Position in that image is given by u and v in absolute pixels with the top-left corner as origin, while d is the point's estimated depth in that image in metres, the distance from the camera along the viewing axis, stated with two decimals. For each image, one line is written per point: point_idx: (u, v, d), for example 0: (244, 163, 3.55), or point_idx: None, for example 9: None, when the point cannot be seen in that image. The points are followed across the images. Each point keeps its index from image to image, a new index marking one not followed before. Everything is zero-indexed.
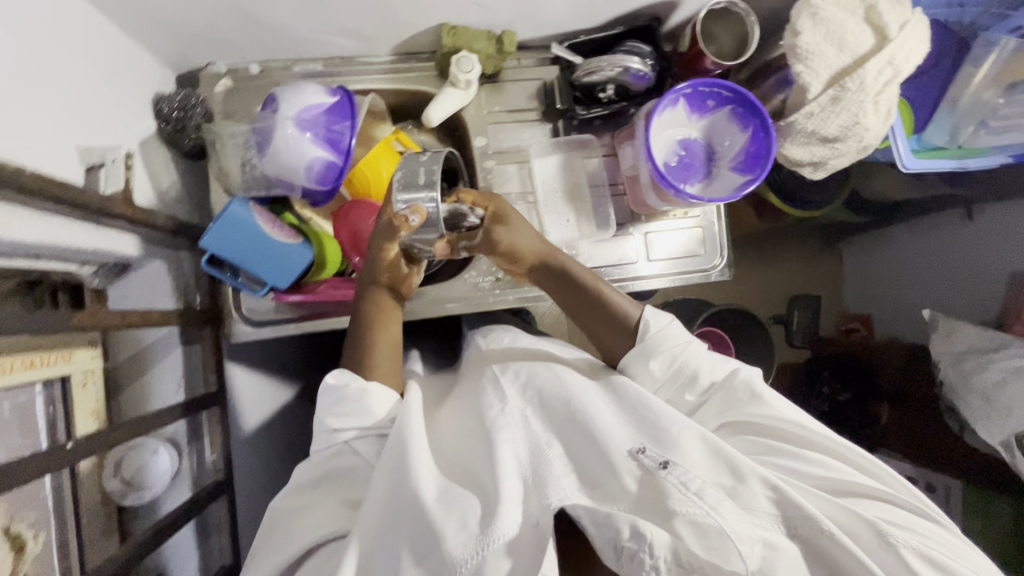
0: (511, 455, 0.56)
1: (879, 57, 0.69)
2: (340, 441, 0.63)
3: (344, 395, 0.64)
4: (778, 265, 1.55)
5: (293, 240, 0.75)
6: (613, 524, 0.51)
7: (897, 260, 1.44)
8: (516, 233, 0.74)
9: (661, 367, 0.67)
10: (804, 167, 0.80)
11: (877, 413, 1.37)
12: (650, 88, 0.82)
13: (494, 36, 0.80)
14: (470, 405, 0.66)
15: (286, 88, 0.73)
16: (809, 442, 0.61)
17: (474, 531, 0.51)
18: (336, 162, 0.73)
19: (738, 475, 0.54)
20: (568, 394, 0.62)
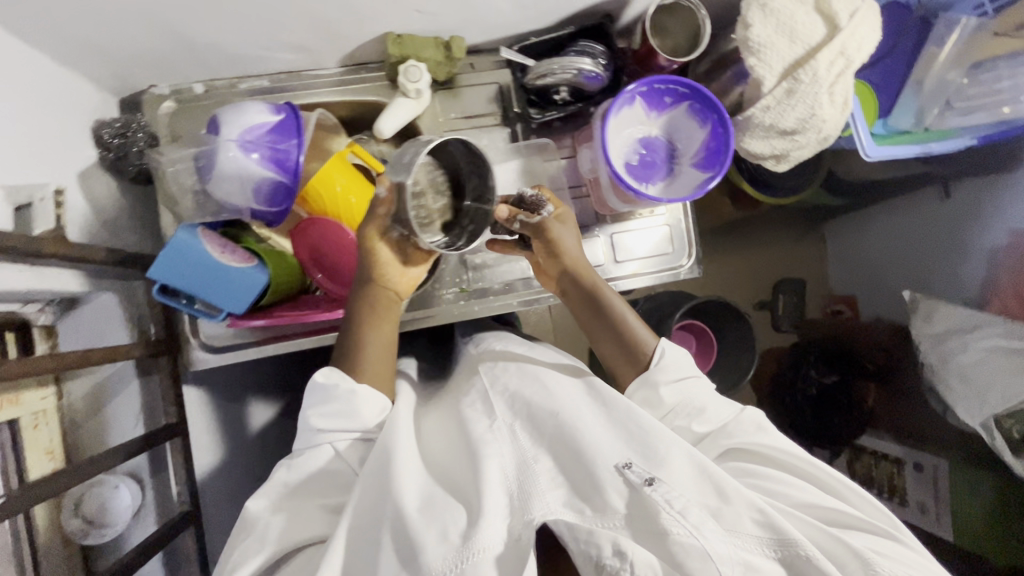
0: (498, 470, 0.56)
1: (830, 48, 0.67)
2: (326, 442, 0.62)
3: (332, 394, 0.63)
4: (760, 251, 1.54)
5: (246, 262, 0.74)
6: (595, 542, 0.51)
7: (876, 242, 1.43)
8: (564, 233, 0.75)
9: (670, 397, 0.67)
10: (766, 160, 0.79)
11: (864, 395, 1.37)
12: (605, 87, 0.81)
13: (442, 43, 0.78)
14: (455, 417, 0.66)
15: (227, 109, 0.70)
16: (809, 476, 0.62)
17: (456, 544, 0.51)
18: (284, 182, 0.71)
19: (724, 496, 0.53)
20: (553, 405, 0.62)
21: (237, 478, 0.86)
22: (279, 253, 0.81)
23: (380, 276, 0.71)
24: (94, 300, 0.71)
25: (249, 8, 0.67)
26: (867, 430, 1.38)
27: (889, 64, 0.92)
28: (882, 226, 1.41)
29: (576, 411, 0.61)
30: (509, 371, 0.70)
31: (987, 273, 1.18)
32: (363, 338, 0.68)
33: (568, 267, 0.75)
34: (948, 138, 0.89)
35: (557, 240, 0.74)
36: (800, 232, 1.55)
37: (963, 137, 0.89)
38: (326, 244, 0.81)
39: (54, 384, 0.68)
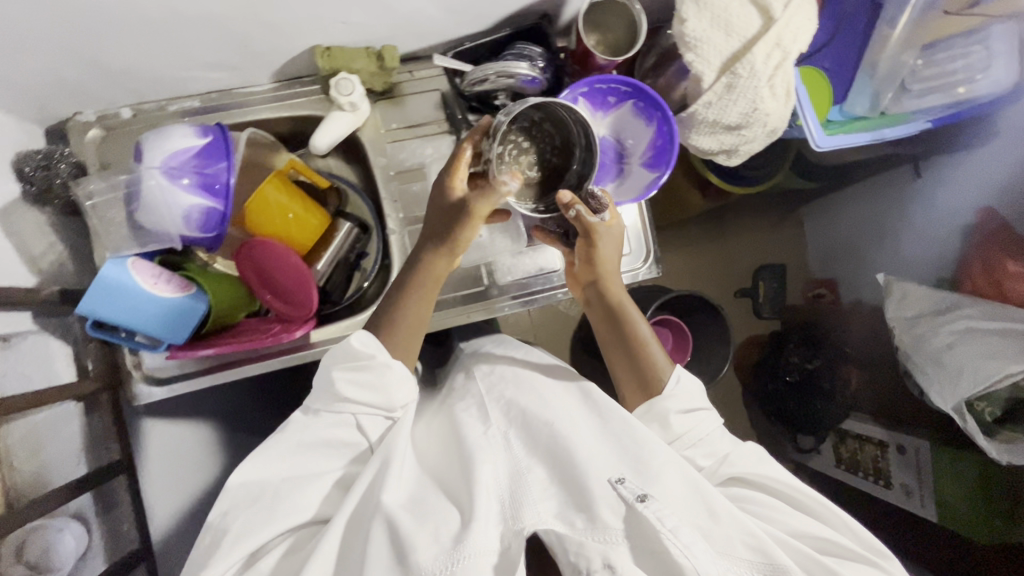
0: (491, 478, 0.60)
1: (765, 40, 0.65)
2: (348, 410, 0.62)
3: (366, 367, 0.61)
4: (738, 238, 1.49)
5: (185, 290, 0.72)
6: (584, 555, 0.52)
7: (851, 225, 1.40)
8: (606, 244, 0.75)
9: (679, 426, 0.68)
10: (716, 156, 0.77)
11: (847, 378, 1.33)
12: (546, 89, 0.78)
13: (374, 53, 0.76)
14: (450, 428, 0.72)
15: (151, 135, 0.68)
16: (805, 506, 0.64)
17: (446, 545, 0.52)
18: (217, 207, 0.69)
19: (714, 516, 0.56)
20: (546, 416, 0.68)
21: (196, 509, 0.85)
22: (224, 277, 0.80)
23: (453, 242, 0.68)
24: (26, 340, 0.67)
25: (164, 30, 0.64)
26: (850, 414, 1.31)
27: (840, 48, 0.90)
28: (857, 207, 1.39)
29: (569, 421, 0.67)
30: (509, 384, 0.76)
31: (961, 252, 1.15)
32: (407, 293, 0.68)
33: (599, 279, 0.76)
34: (902, 124, 0.87)
35: (597, 250, 0.75)
36: (777, 218, 1.51)
37: (918, 120, 0.87)
38: (275, 267, 0.78)
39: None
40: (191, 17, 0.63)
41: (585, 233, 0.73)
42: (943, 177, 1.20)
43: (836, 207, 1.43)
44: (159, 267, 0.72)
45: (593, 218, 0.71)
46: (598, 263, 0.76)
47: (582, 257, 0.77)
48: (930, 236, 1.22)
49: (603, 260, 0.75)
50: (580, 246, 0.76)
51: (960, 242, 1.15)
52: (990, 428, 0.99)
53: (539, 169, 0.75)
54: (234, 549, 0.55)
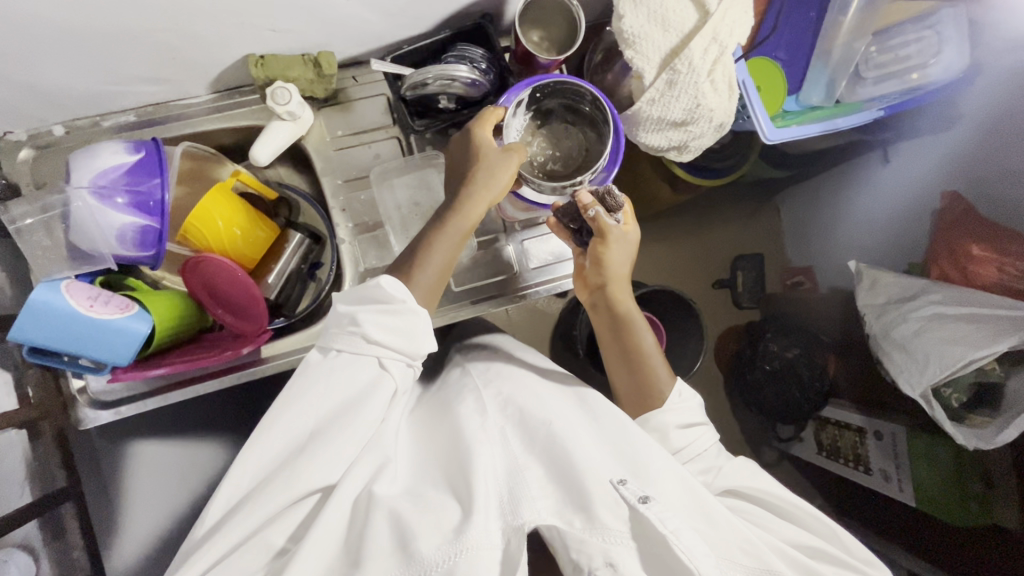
0: (489, 470, 0.57)
1: (702, 34, 0.64)
2: (372, 354, 0.60)
3: (393, 306, 0.60)
4: (711, 228, 1.47)
5: (126, 310, 0.70)
6: (587, 553, 0.51)
7: (824, 211, 1.38)
8: (617, 251, 0.74)
9: (678, 440, 0.69)
10: (667, 152, 0.75)
11: (825, 364, 1.29)
12: (490, 91, 0.77)
13: (311, 60, 0.74)
14: (447, 420, 0.68)
15: (80, 153, 0.66)
16: (794, 516, 0.64)
17: (450, 536, 0.51)
18: (152, 224, 0.67)
19: (710, 520, 0.54)
20: (544, 415, 0.64)
21: None
22: (172, 294, 0.78)
23: (486, 183, 0.67)
24: None
25: (86, 48, 0.62)
26: (830, 400, 1.28)
27: (794, 36, 0.89)
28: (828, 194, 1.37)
29: (569, 422, 0.63)
30: (505, 380, 0.73)
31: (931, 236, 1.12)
32: (436, 240, 0.67)
33: (606, 284, 0.76)
34: (855, 113, 0.86)
35: (607, 253, 0.74)
36: (752, 207, 1.49)
37: (871, 109, 0.87)
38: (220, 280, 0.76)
39: None
40: (112, 34, 0.61)
41: (597, 234, 0.73)
42: (910, 160, 1.19)
43: (812, 194, 1.41)
44: (97, 289, 0.70)
45: (609, 221, 0.71)
46: (607, 267, 0.74)
47: (590, 259, 0.75)
48: (901, 221, 1.20)
49: (611, 266, 0.74)
50: (590, 246, 0.75)
51: (931, 224, 1.13)
52: (956, 413, 0.99)
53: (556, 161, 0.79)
54: (243, 517, 0.53)
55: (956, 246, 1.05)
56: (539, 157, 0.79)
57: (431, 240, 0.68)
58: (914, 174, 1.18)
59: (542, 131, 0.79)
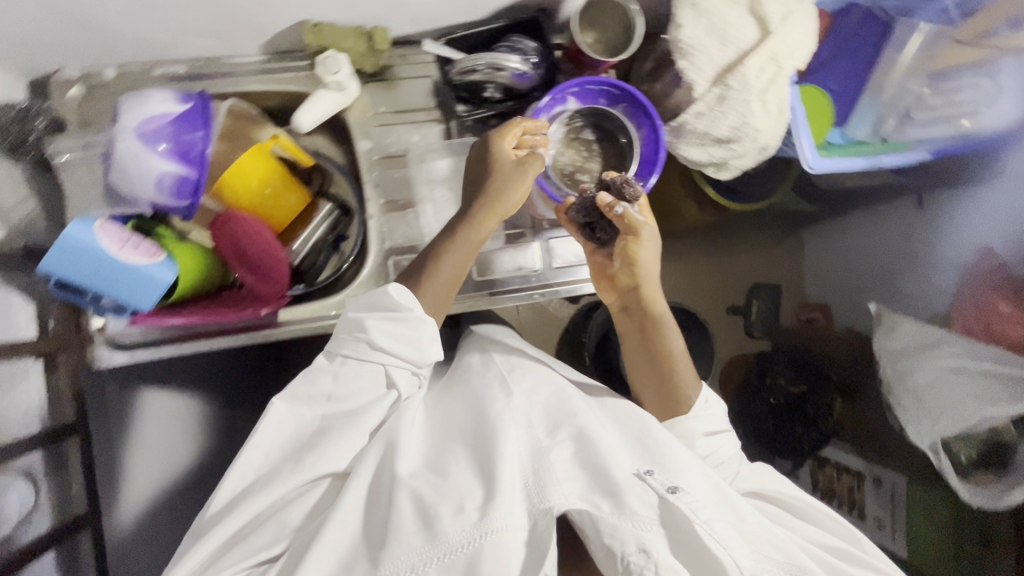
0: (516, 450, 0.59)
1: (760, 53, 0.63)
2: (379, 360, 0.62)
3: (402, 316, 0.62)
4: (735, 255, 1.43)
5: (153, 257, 0.71)
6: (620, 539, 0.52)
7: (852, 250, 1.32)
8: (646, 246, 0.73)
9: (705, 449, 0.68)
10: (706, 167, 0.74)
11: (830, 406, 1.24)
12: (538, 86, 0.77)
13: (364, 33, 0.75)
14: (471, 398, 0.69)
15: (129, 97, 0.67)
16: (817, 519, 0.67)
17: (473, 518, 0.53)
18: (190, 175, 0.68)
19: (740, 514, 0.57)
20: (571, 407, 0.66)
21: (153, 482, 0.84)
22: (199, 248, 0.79)
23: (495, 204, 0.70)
24: None
25: None
26: (830, 442, 1.24)
27: (850, 66, 0.87)
28: (860, 237, 1.31)
29: (592, 417, 0.65)
30: (527, 370, 0.73)
31: (957, 285, 1.09)
32: (449, 247, 0.68)
33: (637, 286, 0.75)
34: (899, 153, 0.84)
35: (637, 250, 0.73)
36: (777, 237, 1.43)
37: (919, 150, 0.85)
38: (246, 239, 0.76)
39: None
40: None
41: (627, 232, 0.72)
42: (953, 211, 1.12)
43: (840, 232, 1.35)
44: (128, 232, 0.71)
45: (635, 217, 0.72)
46: (638, 267, 0.74)
47: (620, 259, 0.74)
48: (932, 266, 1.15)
49: (641, 262, 0.74)
50: (619, 243, 0.74)
51: (959, 274, 1.09)
52: (963, 469, 0.99)
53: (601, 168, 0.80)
54: (266, 490, 0.57)
55: (984, 300, 1.03)
56: (575, 163, 0.80)
57: (440, 252, 0.69)
58: (948, 233, 1.13)
59: (583, 136, 0.80)
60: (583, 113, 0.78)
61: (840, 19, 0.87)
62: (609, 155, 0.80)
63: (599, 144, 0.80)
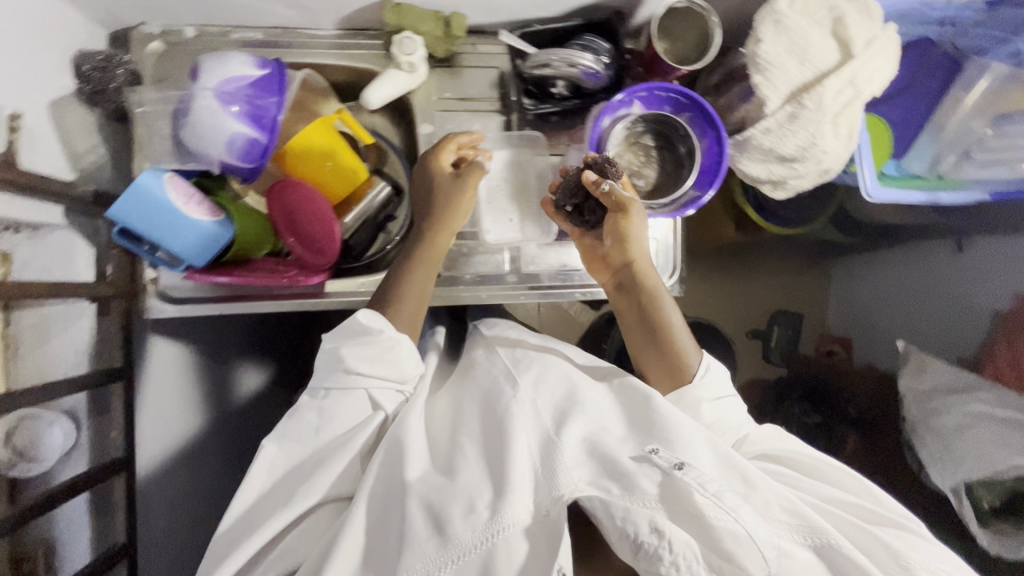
0: (525, 445, 0.59)
1: (839, 75, 0.64)
2: (362, 386, 0.63)
3: (376, 338, 0.63)
4: (755, 278, 1.39)
5: (214, 216, 0.72)
6: (632, 521, 0.53)
7: (874, 286, 1.32)
8: (638, 221, 0.72)
9: (711, 417, 0.67)
10: (762, 185, 0.75)
11: (843, 440, 1.24)
12: (605, 87, 0.78)
13: (442, 18, 0.76)
14: (479, 392, 0.68)
15: (210, 57, 0.68)
16: (830, 477, 0.65)
17: (484, 517, 0.54)
18: (261, 139, 0.69)
19: (749, 484, 0.57)
20: (577, 395, 0.66)
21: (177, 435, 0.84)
22: (253, 211, 0.80)
23: (448, 219, 0.73)
24: (53, 234, 0.68)
25: None
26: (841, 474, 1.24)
27: (910, 98, 0.88)
28: (891, 272, 1.28)
29: (594, 405, 0.65)
30: (534, 360, 0.72)
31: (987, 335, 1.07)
32: (412, 267, 0.71)
33: (631, 263, 0.73)
34: (958, 190, 0.84)
35: (628, 227, 0.71)
36: (805, 264, 1.40)
37: (976, 190, 0.84)
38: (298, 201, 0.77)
39: (3, 311, 0.64)
40: None
41: (616, 209, 0.71)
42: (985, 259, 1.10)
43: (867, 266, 1.34)
44: (195, 189, 0.72)
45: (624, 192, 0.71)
46: (629, 244, 0.72)
47: (611, 237, 0.74)
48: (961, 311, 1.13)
49: (633, 237, 0.72)
50: (610, 222, 0.73)
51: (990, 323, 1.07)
52: (985, 517, 0.97)
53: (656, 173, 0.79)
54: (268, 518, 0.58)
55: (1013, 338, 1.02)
56: (632, 167, 0.79)
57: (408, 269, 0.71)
58: (985, 277, 1.10)
59: (643, 141, 0.79)
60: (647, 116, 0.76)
61: (911, 51, 0.87)
62: (667, 162, 0.79)
63: (659, 151, 0.79)
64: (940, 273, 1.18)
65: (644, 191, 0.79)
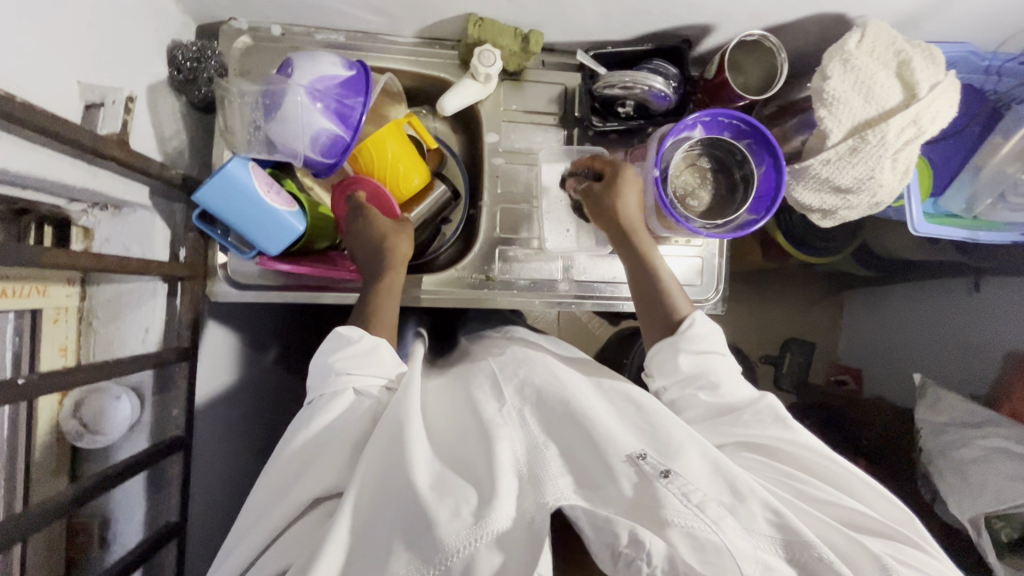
0: (509, 453, 0.54)
1: (903, 115, 0.68)
2: (347, 384, 0.61)
3: (356, 343, 0.64)
4: (771, 306, 1.43)
5: (290, 207, 0.74)
6: (612, 530, 0.47)
7: (887, 318, 1.33)
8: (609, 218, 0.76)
9: (688, 366, 0.66)
10: (813, 213, 0.79)
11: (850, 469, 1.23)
12: (670, 110, 0.82)
13: (520, 34, 0.79)
14: (468, 399, 0.64)
15: (302, 55, 0.70)
16: (827, 476, 0.60)
17: (468, 522, 0.48)
18: (344, 137, 0.72)
19: (738, 495, 0.51)
20: (564, 394, 0.61)
21: (221, 416, 0.86)
22: (319, 205, 0.82)
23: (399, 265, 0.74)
24: (135, 212, 0.70)
25: None
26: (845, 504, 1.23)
27: (948, 146, 0.92)
28: (902, 306, 1.29)
29: (588, 402, 0.60)
30: (522, 363, 0.68)
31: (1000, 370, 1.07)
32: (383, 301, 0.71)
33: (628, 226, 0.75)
34: (996, 230, 0.89)
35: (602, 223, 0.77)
36: (816, 296, 1.42)
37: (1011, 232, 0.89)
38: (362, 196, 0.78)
39: (81, 285, 0.69)
40: None
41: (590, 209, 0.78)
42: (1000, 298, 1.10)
43: (881, 301, 1.35)
44: (272, 179, 0.74)
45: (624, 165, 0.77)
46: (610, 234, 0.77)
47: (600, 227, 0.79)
48: (977, 347, 1.12)
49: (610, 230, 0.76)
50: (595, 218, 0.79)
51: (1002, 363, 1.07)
52: (1003, 550, 0.94)
53: (711, 193, 0.82)
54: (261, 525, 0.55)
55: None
56: (688, 187, 0.81)
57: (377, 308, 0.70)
58: (1000, 322, 1.10)
59: (700, 164, 0.82)
60: (712, 139, 0.79)
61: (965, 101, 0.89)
62: (723, 185, 0.82)
63: (718, 175, 0.82)
64: (955, 312, 1.18)
65: (698, 212, 0.81)
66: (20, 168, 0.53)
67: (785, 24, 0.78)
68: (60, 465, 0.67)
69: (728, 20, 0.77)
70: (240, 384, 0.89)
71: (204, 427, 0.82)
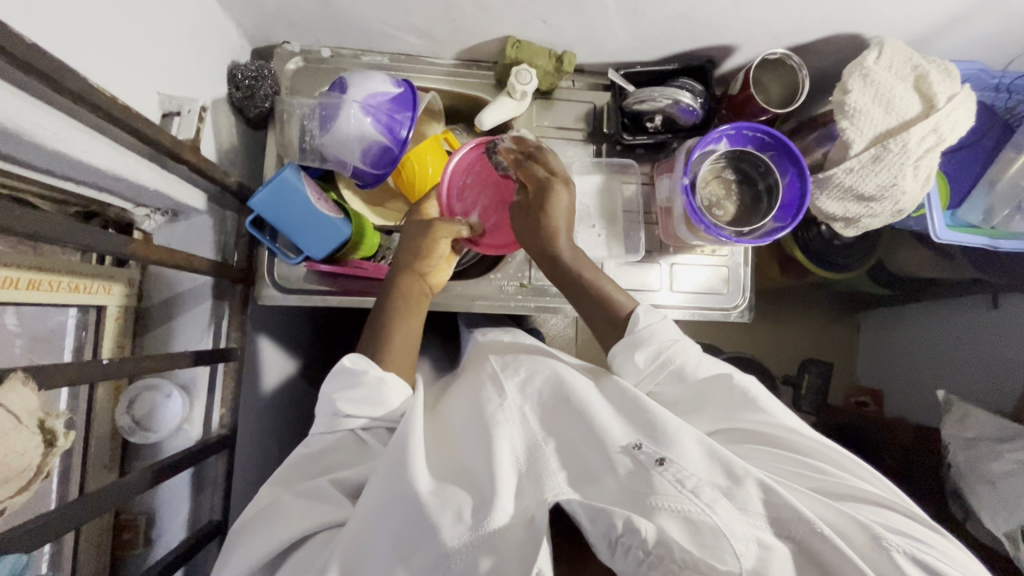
0: (509, 450, 0.55)
1: (923, 124, 0.73)
2: (346, 427, 0.62)
3: (359, 380, 0.62)
4: (790, 325, 1.43)
5: (335, 214, 0.77)
6: (608, 518, 0.46)
7: (903, 334, 1.33)
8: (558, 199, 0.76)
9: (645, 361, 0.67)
10: (837, 222, 0.82)
11: None
12: (697, 124, 0.85)
13: (554, 55, 0.85)
14: (472, 398, 0.65)
15: (356, 74, 0.76)
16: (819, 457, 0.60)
17: (471, 524, 0.48)
18: (392, 149, 0.77)
19: (733, 477, 0.51)
20: (569, 393, 0.62)
21: (256, 422, 0.87)
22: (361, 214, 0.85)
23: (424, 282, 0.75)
24: (191, 218, 0.74)
25: None
26: None
27: (963, 156, 0.95)
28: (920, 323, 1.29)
29: (591, 399, 0.61)
30: (523, 363, 0.68)
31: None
32: (393, 330, 0.70)
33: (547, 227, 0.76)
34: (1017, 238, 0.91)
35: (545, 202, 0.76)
36: (834, 314, 1.43)
37: None
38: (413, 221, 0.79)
39: (139, 286, 0.72)
40: None
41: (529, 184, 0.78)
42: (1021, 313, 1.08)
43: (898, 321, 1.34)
44: (320, 189, 0.78)
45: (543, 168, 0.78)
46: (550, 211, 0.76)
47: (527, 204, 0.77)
48: (996, 365, 1.11)
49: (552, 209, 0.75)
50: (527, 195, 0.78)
51: None
52: None
53: (737, 203, 0.85)
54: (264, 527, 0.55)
55: None
56: (715, 198, 0.84)
57: (391, 330, 0.70)
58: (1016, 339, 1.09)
59: (725, 175, 0.85)
60: (734, 150, 0.82)
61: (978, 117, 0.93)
62: (747, 196, 0.85)
63: (743, 187, 0.85)
64: (974, 327, 1.17)
65: (724, 221, 0.84)
66: (108, 168, 0.56)
67: (803, 45, 0.83)
68: (113, 459, 0.71)
69: (750, 41, 0.82)
70: (274, 393, 0.91)
71: (246, 433, 0.84)
